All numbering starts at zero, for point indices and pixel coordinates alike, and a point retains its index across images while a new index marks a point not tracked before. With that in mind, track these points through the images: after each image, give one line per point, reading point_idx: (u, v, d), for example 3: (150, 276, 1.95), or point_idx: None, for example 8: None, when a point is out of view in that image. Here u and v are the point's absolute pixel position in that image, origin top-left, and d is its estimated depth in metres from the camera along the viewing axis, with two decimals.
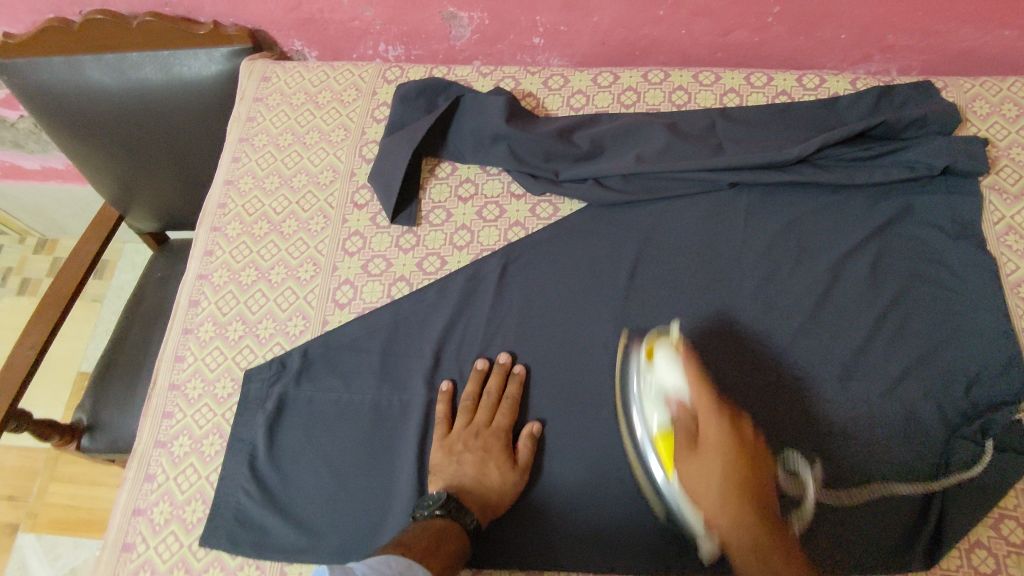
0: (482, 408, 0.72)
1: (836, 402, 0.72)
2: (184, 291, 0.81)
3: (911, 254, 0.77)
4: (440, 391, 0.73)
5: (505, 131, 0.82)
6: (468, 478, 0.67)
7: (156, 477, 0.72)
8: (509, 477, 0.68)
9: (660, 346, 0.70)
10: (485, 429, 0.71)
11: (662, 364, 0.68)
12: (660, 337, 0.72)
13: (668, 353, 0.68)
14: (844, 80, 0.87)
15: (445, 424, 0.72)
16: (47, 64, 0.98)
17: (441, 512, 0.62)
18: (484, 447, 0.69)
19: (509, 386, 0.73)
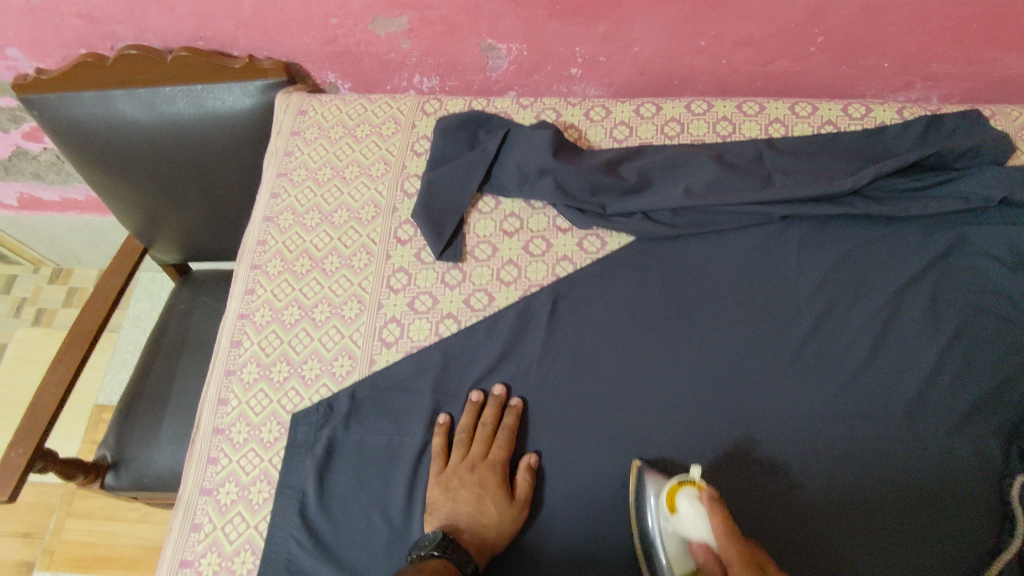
0: (476, 441, 0.71)
1: (900, 438, 0.71)
2: (226, 331, 0.80)
3: (969, 286, 0.76)
4: (437, 425, 0.72)
5: (552, 165, 0.80)
6: (465, 516, 0.66)
7: (202, 527, 0.70)
8: (507, 514, 0.66)
9: (682, 493, 0.62)
10: (480, 463, 0.70)
11: (686, 514, 0.61)
12: (684, 480, 0.64)
13: (694, 508, 0.61)
14: (890, 109, 0.87)
15: (441, 459, 0.71)
16: (77, 99, 0.96)
17: (437, 552, 0.61)
18: (481, 483, 0.68)
19: (504, 417, 0.72)
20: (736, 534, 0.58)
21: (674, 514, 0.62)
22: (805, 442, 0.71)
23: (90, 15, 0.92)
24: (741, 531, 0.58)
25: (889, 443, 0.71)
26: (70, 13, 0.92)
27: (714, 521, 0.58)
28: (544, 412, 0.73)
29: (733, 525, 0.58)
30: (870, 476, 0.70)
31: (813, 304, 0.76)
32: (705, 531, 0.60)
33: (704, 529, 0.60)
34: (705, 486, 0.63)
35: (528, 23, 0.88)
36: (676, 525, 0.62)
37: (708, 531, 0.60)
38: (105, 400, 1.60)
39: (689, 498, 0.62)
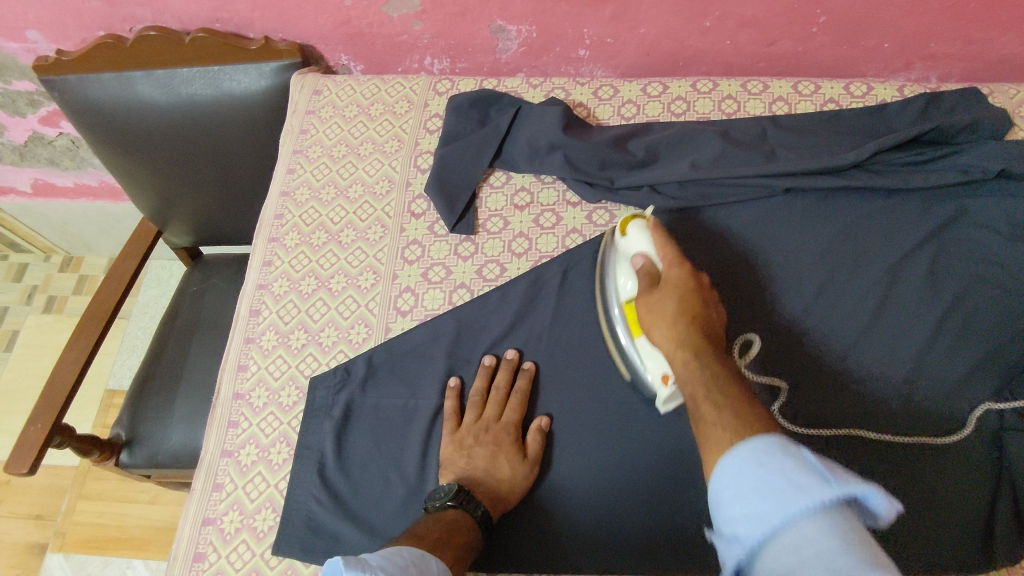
0: (491, 403, 0.73)
1: (900, 407, 0.73)
2: (245, 301, 0.82)
3: (968, 255, 0.78)
4: (450, 387, 0.74)
5: (563, 140, 0.83)
6: (479, 471, 0.69)
7: (224, 486, 0.72)
8: (521, 470, 0.69)
9: (634, 220, 0.72)
10: (494, 423, 0.72)
11: (633, 233, 0.71)
12: (636, 216, 0.74)
13: (642, 229, 0.71)
14: (890, 87, 0.89)
15: (455, 419, 0.73)
16: (97, 80, 0.98)
17: (452, 503, 0.63)
18: (495, 441, 0.70)
19: (519, 381, 0.74)
20: (672, 248, 0.69)
21: (624, 236, 0.72)
22: (813, 426, 0.72)
23: None
24: (678, 253, 0.69)
25: (890, 413, 0.72)
26: None
27: (657, 240, 0.70)
28: (555, 377, 0.75)
29: (671, 244, 0.70)
30: (872, 447, 0.71)
31: (816, 272, 0.79)
32: (647, 244, 0.70)
33: (648, 243, 0.70)
34: (652, 218, 0.73)
35: (538, 4, 0.90)
36: (624, 247, 0.72)
37: (650, 244, 0.70)
38: (115, 385, 1.62)
39: (638, 223, 0.72)
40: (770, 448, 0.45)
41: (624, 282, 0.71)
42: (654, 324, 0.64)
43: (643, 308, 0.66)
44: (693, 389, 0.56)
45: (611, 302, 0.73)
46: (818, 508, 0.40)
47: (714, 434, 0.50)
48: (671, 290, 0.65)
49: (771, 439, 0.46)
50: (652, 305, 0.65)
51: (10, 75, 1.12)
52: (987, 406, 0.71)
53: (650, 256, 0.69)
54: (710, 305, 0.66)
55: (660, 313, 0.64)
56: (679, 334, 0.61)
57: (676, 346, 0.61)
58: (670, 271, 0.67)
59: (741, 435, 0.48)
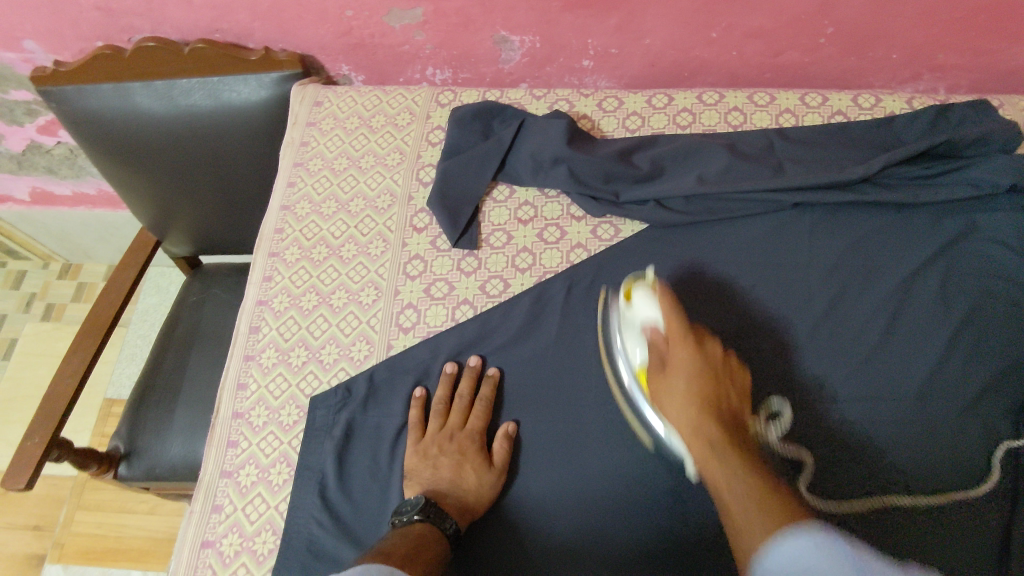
0: (454, 412, 0.73)
1: (914, 427, 0.71)
2: (244, 318, 0.81)
3: (979, 270, 0.77)
4: (413, 397, 0.74)
5: (567, 153, 0.82)
6: (445, 482, 0.68)
7: (223, 508, 0.71)
8: (486, 478, 0.68)
9: (637, 286, 0.71)
10: (458, 432, 0.71)
11: (640, 301, 0.70)
12: (638, 279, 0.73)
13: (647, 295, 0.70)
14: (899, 100, 0.88)
15: (419, 429, 0.72)
16: (95, 91, 0.97)
17: (420, 516, 0.62)
18: (460, 450, 0.70)
19: (482, 388, 0.74)
20: (678, 314, 0.69)
21: (630, 305, 0.71)
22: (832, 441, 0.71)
23: (108, 8, 0.93)
24: (686, 326, 0.68)
25: (904, 440, 0.71)
26: (88, 5, 0.93)
27: (663, 303, 0.69)
28: (560, 395, 0.74)
29: (680, 316, 0.69)
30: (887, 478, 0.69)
31: (825, 289, 0.77)
32: (655, 309, 0.69)
33: (655, 310, 0.69)
34: (656, 282, 0.72)
35: (542, 15, 0.89)
36: (632, 316, 0.71)
37: (658, 310, 0.69)
38: (114, 394, 1.61)
39: (642, 291, 0.71)
40: (808, 543, 0.45)
41: (635, 351, 0.70)
42: (670, 402, 0.64)
43: (659, 386, 0.66)
44: (718, 483, 0.56)
45: (622, 367, 0.72)
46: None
47: (747, 527, 0.50)
48: (681, 368, 0.65)
49: (806, 529, 0.47)
50: (665, 398, 0.65)
51: (7, 85, 1.11)
52: (1009, 445, 0.70)
53: (659, 326, 0.69)
54: (728, 384, 0.65)
55: (675, 394, 0.64)
56: (694, 428, 0.60)
57: (694, 431, 0.60)
58: (679, 351, 0.66)
59: (779, 527, 0.48)
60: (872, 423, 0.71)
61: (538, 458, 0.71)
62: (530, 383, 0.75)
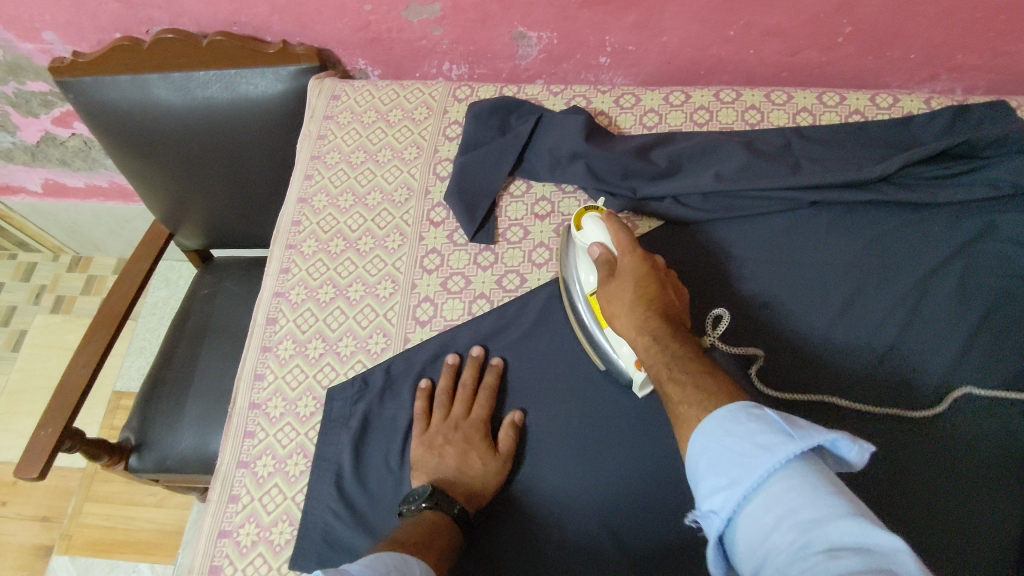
0: (459, 401, 0.73)
1: (945, 422, 0.71)
2: (261, 309, 0.81)
3: (999, 271, 0.76)
4: (418, 388, 0.74)
5: (585, 149, 0.82)
6: (451, 469, 0.68)
7: (240, 498, 0.71)
8: (493, 464, 0.69)
9: (588, 214, 0.72)
10: (462, 421, 0.72)
11: (589, 227, 0.71)
12: (590, 206, 0.73)
13: (597, 221, 0.70)
14: (917, 99, 0.88)
15: (424, 420, 0.73)
16: (112, 82, 0.98)
17: (428, 504, 0.63)
18: (465, 438, 0.71)
19: (486, 376, 0.74)
20: (628, 237, 0.68)
21: (581, 229, 0.72)
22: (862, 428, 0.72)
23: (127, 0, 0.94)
24: (634, 240, 0.68)
25: (934, 435, 0.71)
26: None
27: (615, 229, 0.69)
28: (577, 388, 0.74)
29: (626, 229, 0.69)
30: (906, 473, 0.69)
31: (841, 286, 0.78)
32: (606, 234, 0.69)
33: (604, 233, 0.70)
34: (607, 209, 0.72)
35: (560, 11, 0.89)
36: (581, 240, 0.72)
37: (607, 234, 0.69)
38: (123, 387, 1.62)
39: (592, 218, 0.71)
40: (738, 414, 0.48)
41: (587, 276, 0.71)
42: (619, 308, 0.66)
43: (604, 297, 0.67)
44: (659, 373, 0.59)
45: (578, 299, 0.73)
46: (785, 461, 0.44)
47: (684, 411, 0.53)
48: (626, 278, 0.66)
49: (740, 403, 0.50)
50: (613, 299, 0.66)
51: (24, 76, 1.11)
52: (963, 390, 0.72)
53: (608, 246, 0.69)
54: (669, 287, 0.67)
55: (623, 303, 0.65)
56: (641, 329, 0.62)
57: (639, 331, 0.63)
58: (623, 257, 0.67)
59: (709, 407, 0.51)
60: (889, 422, 0.72)
61: (555, 451, 0.71)
62: (547, 377, 0.75)
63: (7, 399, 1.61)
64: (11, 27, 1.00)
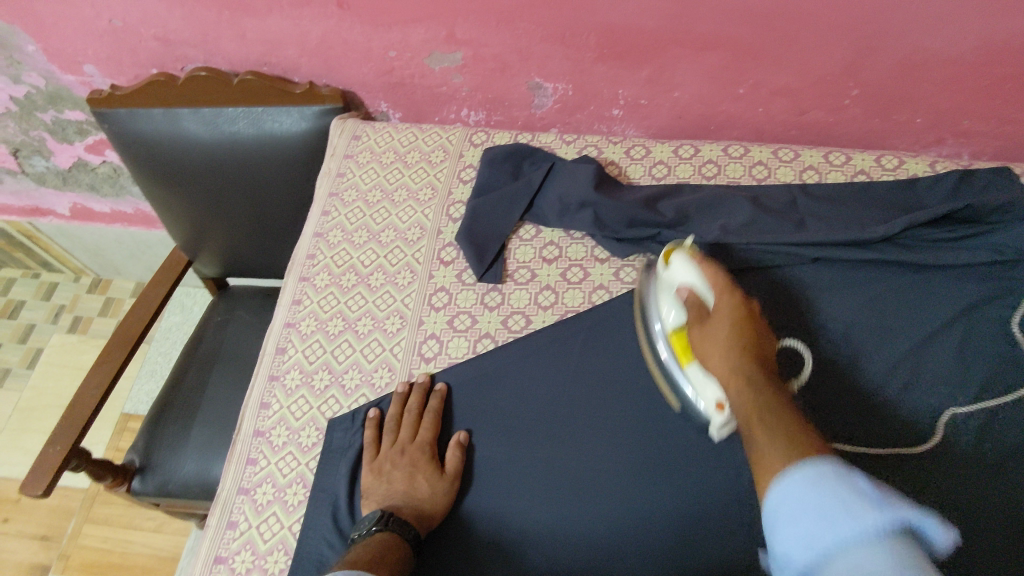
0: (404, 426, 0.74)
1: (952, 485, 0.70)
2: (272, 338, 0.84)
3: (1001, 335, 0.76)
4: (367, 417, 0.76)
5: (594, 198, 0.84)
6: (399, 494, 0.70)
7: (238, 525, 0.72)
8: (439, 487, 0.70)
9: (675, 253, 0.72)
10: (409, 446, 0.73)
11: (678, 264, 0.71)
12: (678, 247, 0.74)
13: (684, 260, 0.71)
14: (922, 162, 0.90)
15: (373, 447, 0.74)
16: (146, 115, 1.02)
17: (378, 527, 0.64)
18: (411, 462, 0.72)
19: (429, 402, 0.76)
20: (721, 280, 0.68)
21: (668, 266, 0.72)
22: None
23: (167, 39, 0.99)
24: (727, 279, 0.69)
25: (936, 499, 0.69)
26: (148, 35, 0.99)
27: (706, 273, 0.69)
28: (576, 426, 0.74)
29: (720, 276, 0.69)
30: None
31: (840, 340, 0.78)
32: (694, 275, 0.69)
33: (694, 272, 0.69)
34: (695, 250, 0.73)
35: (576, 65, 0.93)
36: (669, 277, 0.72)
37: (699, 276, 0.69)
38: (131, 409, 1.64)
39: (682, 256, 0.71)
40: (825, 471, 0.44)
41: (669, 312, 0.70)
42: (710, 346, 0.64)
43: (700, 338, 0.66)
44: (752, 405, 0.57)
45: (661, 337, 0.72)
46: (875, 534, 0.39)
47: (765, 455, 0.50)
48: (720, 318, 0.65)
49: (825, 465, 0.46)
50: (704, 339, 0.65)
51: (63, 105, 1.16)
52: (951, 409, 0.73)
53: (695, 287, 0.69)
54: (763, 332, 0.65)
55: (716, 339, 0.64)
56: (737, 368, 0.61)
57: (732, 373, 0.61)
58: (723, 300, 0.67)
59: (795, 456, 0.48)
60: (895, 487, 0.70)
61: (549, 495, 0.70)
62: (548, 423, 0.74)
63: (19, 415, 1.64)
64: (55, 59, 1.05)
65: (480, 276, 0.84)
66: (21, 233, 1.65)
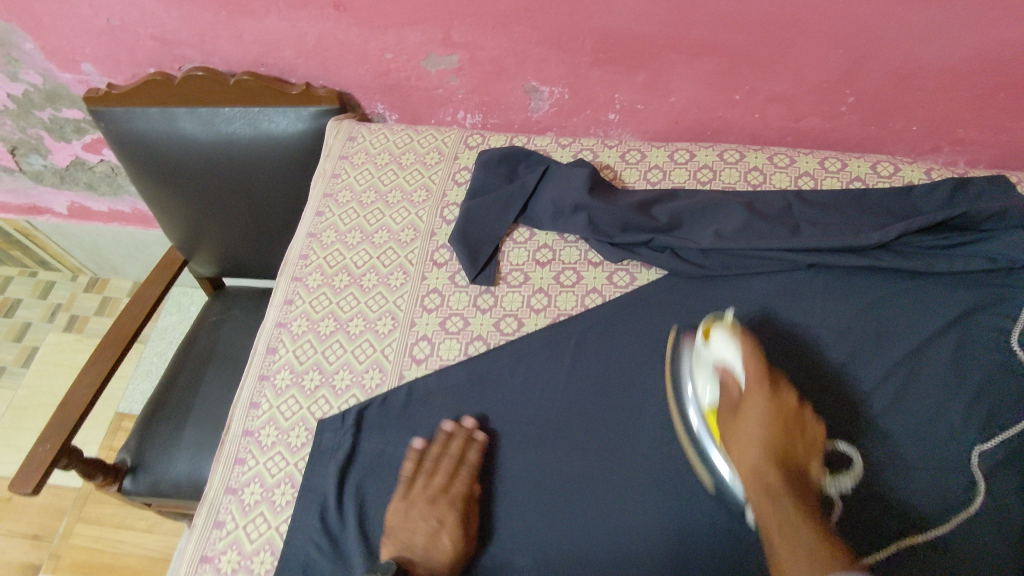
0: (443, 472, 0.71)
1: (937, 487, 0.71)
2: (263, 338, 0.83)
3: (993, 343, 0.76)
4: (411, 449, 0.73)
5: (587, 201, 0.84)
6: (419, 548, 0.66)
7: (225, 524, 0.72)
8: (460, 549, 0.67)
9: (715, 326, 0.71)
10: (442, 496, 0.70)
11: (717, 341, 0.70)
12: (717, 321, 0.73)
13: (724, 337, 0.70)
14: (918, 170, 0.90)
15: (408, 484, 0.71)
16: (142, 114, 1.02)
17: None
18: (440, 516, 0.68)
19: (473, 452, 0.73)
20: (758, 363, 0.67)
21: (708, 345, 0.71)
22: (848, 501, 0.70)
23: (164, 38, 0.99)
24: (764, 370, 0.67)
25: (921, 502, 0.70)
26: (146, 34, 0.99)
27: (745, 350, 0.68)
28: (567, 433, 0.74)
29: (757, 356, 0.68)
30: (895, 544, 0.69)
31: (832, 346, 0.78)
32: (735, 352, 0.68)
33: (733, 350, 0.68)
34: (735, 324, 0.71)
35: (573, 68, 0.93)
36: (707, 354, 0.70)
37: (738, 353, 0.68)
38: (126, 409, 1.63)
39: (723, 332, 0.70)
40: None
41: (705, 389, 0.69)
42: (741, 445, 0.64)
43: (733, 433, 0.65)
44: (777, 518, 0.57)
45: (690, 410, 0.71)
46: None
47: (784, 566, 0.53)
48: (756, 415, 0.64)
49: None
50: (738, 443, 0.64)
51: (60, 103, 1.17)
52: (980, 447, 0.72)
53: (734, 370, 0.68)
54: (800, 431, 0.64)
55: (749, 441, 0.63)
56: (762, 475, 0.60)
57: (758, 475, 0.61)
58: (757, 405, 0.65)
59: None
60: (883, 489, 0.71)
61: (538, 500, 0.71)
62: (541, 426, 0.75)
63: (13, 413, 1.63)
64: (52, 57, 1.05)
65: (473, 278, 0.84)
66: (19, 231, 1.65)
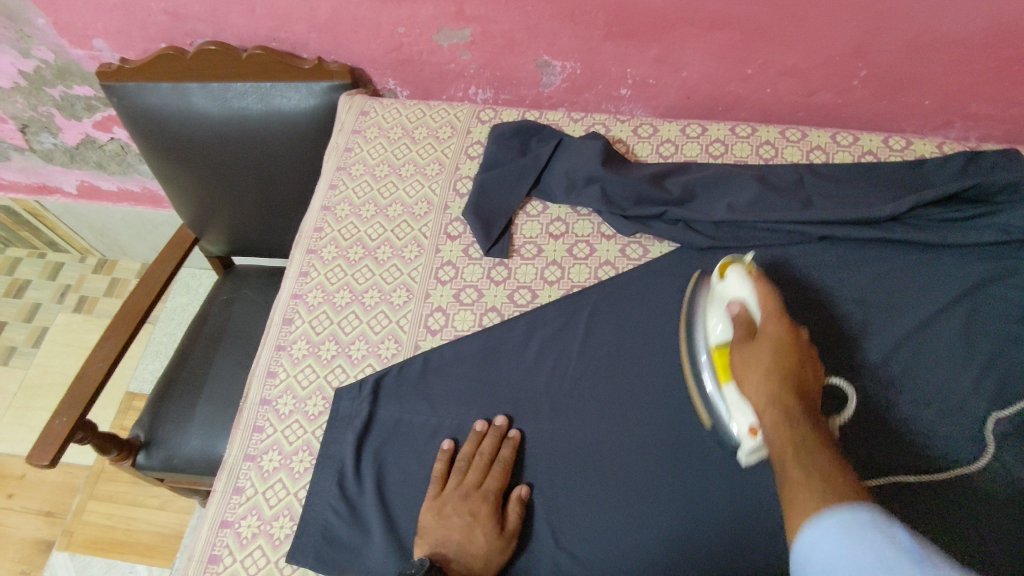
0: (473, 469, 0.70)
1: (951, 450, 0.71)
2: (278, 310, 0.84)
3: (1006, 313, 0.76)
4: (441, 449, 0.72)
5: (601, 173, 0.85)
6: (454, 544, 0.66)
7: (244, 491, 0.73)
8: (497, 545, 0.66)
9: (732, 266, 0.72)
10: (475, 491, 0.69)
11: (732, 278, 0.71)
12: (736, 261, 0.74)
13: (740, 275, 0.70)
14: (930, 144, 0.90)
15: (440, 483, 0.70)
16: (154, 88, 1.02)
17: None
18: (472, 511, 0.67)
19: (504, 449, 0.72)
20: (772, 300, 0.68)
21: (723, 280, 0.72)
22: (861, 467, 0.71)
23: (176, 13, 0.99)
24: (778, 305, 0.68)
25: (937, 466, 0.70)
26: (158, 9, 0.99)
27: (758, 289, 0.69)
28: (582, 401, 0.75)
29: (772, 294, 0.69)
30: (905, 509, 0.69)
31: (845, 316, 0.78)
32: (748, 288, 0.69)
33: (747, 289, 0.69)
34: (752, 266, 0.72)
35: (585, 42, 0.93)
36: (723, 289, 0.71)
37: (751, 291, 0.69)
38: (136, 388, 1.65)
39: (738, 269, 0.71)
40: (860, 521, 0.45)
41: (716, 325, 0.70)
42: (747, 375, 0.63)
43: (739, 357, 0.65)
44: (784, 449, 0.56)
45: (701, 347, 0.72)
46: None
47: (799, 497, 0.50)
48: (764, 343, 0.64)
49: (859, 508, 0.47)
50: (745, 360, 0.64)
51: (72, 80, 1.17)
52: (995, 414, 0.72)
53: (748, 306, 0.68)
54: (809, 361, 0.64)
55: (760, 363, 0.62)
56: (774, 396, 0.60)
57: (770, 400, 0.60)
58: (772, 325, 0.65)
59: (834, 501, 0.48)
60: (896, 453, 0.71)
61: (553, 466, 0.72)
62: (555, 395, 0.76)
63: (24, 393, 1.64)
64: (65, 33, 1.06)
65: (487, 250, 0.85)
66: (28, 212, 1.65)
